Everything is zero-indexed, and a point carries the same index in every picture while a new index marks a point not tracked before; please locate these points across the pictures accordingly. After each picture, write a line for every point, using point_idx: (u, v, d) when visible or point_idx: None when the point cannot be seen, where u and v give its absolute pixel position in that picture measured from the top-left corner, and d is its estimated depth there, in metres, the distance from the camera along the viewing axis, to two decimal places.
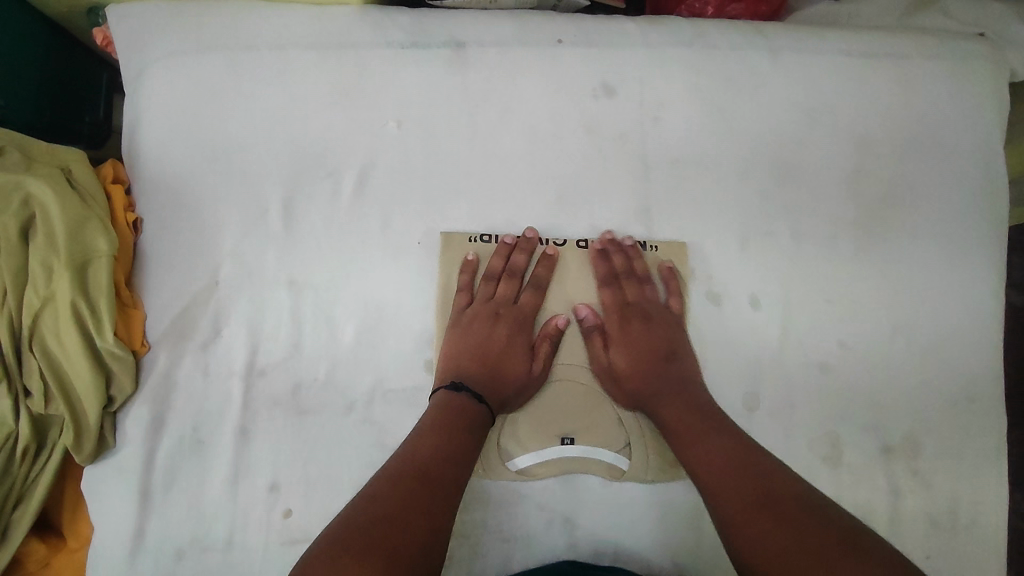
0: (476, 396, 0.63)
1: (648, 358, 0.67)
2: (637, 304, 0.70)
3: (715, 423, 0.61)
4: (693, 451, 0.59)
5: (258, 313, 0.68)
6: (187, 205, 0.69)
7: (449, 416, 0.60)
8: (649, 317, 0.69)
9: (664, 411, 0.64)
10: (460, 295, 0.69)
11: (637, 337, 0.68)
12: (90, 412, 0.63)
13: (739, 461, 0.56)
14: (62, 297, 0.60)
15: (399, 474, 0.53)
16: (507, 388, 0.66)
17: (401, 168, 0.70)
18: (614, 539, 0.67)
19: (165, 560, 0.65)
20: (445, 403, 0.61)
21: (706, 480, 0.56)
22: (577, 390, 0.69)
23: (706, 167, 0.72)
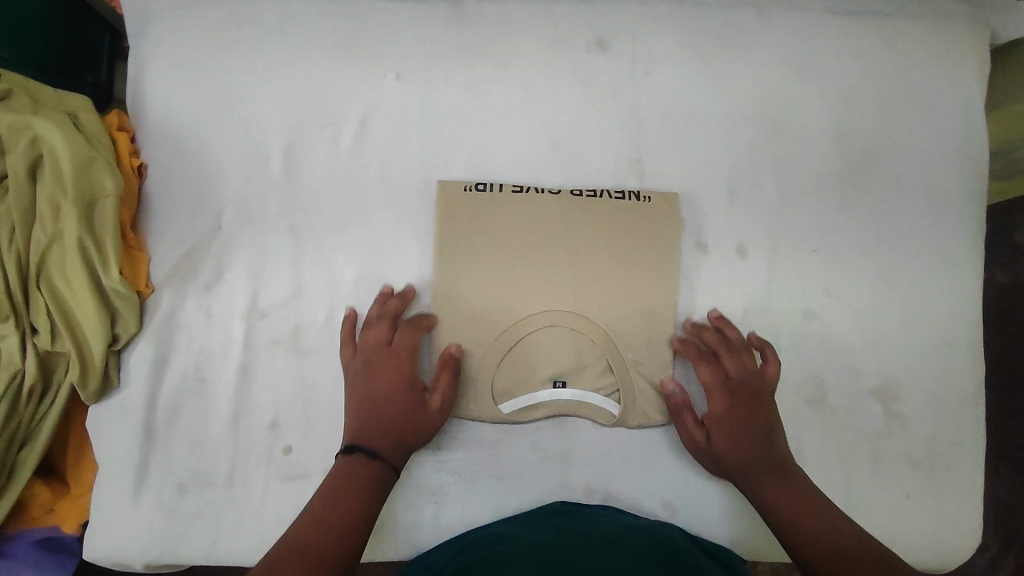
0: (371, 454, 0.62)
1: (749, 439, 0.66)
2: (731, 380, 0.68)
3: (801, 484, 0.64)
4: (780, 498, 0.63)
5: (259, 257, 0.69)
6: (190, 152, 0.70)
7: (353, 483, 0.60)
8: (757, 393, 0.68)
9: (767, 488, 0.64)
10: (345, 350, 0.67)
11: (735, 418, 0.67)
12: (96, 348, 0.65)
13: (826, 518, 0.61)
14: (69, 234, 0.62)
15: (297, 543, 0.54)
16: (408, 436, 0.64)
17: (400, 118, 0.72)
18: (604, 478, 0.70)
19: (169, 493, 0.67)
20: (343, 470, 0.61)
21: (794, 521, 0.61)
22: (569, 336, 0.70)
23: (696, 120, 0.74)
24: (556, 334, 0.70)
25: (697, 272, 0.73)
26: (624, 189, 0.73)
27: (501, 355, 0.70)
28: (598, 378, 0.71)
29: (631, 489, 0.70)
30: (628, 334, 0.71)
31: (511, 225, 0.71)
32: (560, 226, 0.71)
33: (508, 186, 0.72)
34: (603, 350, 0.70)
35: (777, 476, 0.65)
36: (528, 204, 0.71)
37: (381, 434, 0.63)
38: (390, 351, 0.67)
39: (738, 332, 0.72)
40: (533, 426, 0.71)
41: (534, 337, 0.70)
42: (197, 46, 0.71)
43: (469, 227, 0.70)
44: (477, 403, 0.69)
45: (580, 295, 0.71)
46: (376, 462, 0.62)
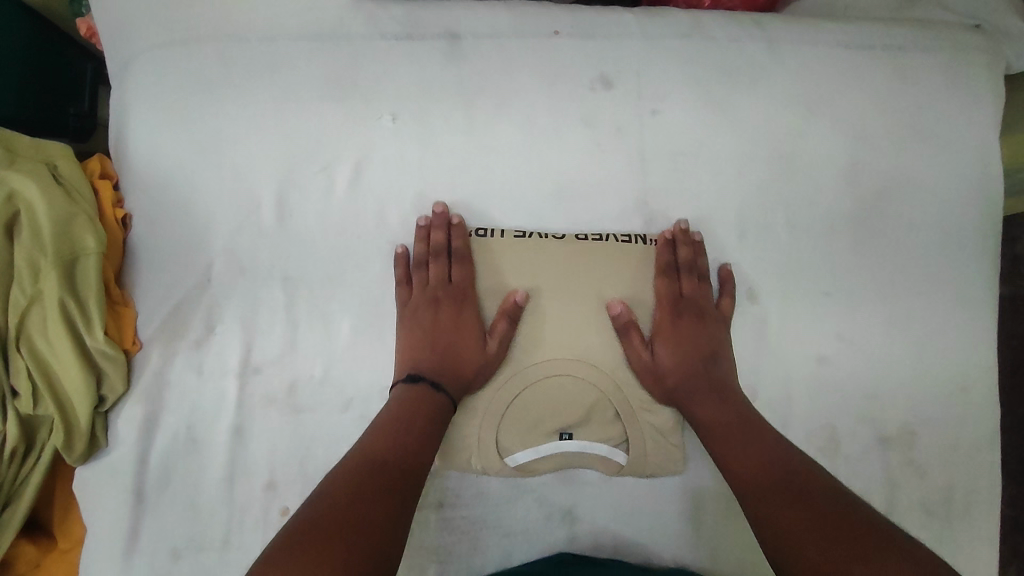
0: (433, 384, 0.62)
1: (696, 371, 0.66)
2: (693, 297, 0.69)
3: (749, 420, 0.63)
4: (727, 435, 0.62)
5: (252, 311, 0.66)
6: (176, 200, 0.67)
7: (411, 412, 0.59)
8: (702, 313, 0.69)
9: (700, 411, 0.64)
10: (399, 290, 0.67)
11: (681, 342, 0.67)
12: (80, 413, 0.62)
13: (764, 453, 0.59)
14: (50, 296, 0.59)
15: (363, 465, 0.53)
16: (463, 373, 0.65)
17: (396, 161, 0.68)
18: (613, 533, 0.68)
19: (162, 560, 0.64)
20: (407, 397, 0.61)
21: (735, 453, 0.60)
22: (576, 385, 0.67)
23: (704, 160, 0.71)
24: (560, 383, 0.67)
25: None
26: (630, 233, 0.70)
27: (504, 407, 0.67)
28: (604, 427, 0.67)
29: (642, 544, 0.68)
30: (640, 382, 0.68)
31: (513, 269, 0.68)
32: (563, 269, 0.68)
33: (510, 232, 0.69)
34: (611, 398, 0.67)
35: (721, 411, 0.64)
36: (529, 247, 0.68)
37: (431, 355, 0.64)
38: (429, 290, 0.67)
39: (747, 377, 0.71)
40: (537, 480, 0.68)
41: (540, 386, 0.67)
42: (181, 88, 0.67)
43: (470, 276, 0.68)
44: (479, 457, 0.66)
45: (586, 341, 0.68)
46: (414, 407, 0.60)
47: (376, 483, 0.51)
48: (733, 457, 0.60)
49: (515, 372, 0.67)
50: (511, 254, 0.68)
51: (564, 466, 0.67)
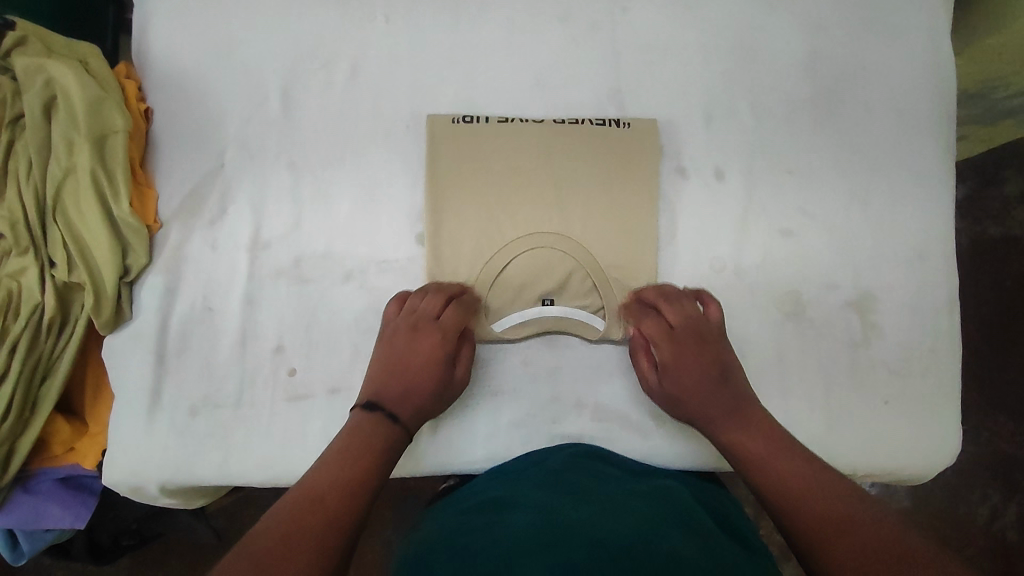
0: (390, 416, 0.64)
1: (704, 386, 0.68)
2: (690, 322, 0.70)
3: (781, 444, 0.62)
4: (768, 460, 0.60)
5: (260, 193, 0.73)
6: (191, 94, 0.74)
7: (365, 443, 0.61)
8: (702, 336, 0.70)
9: (727, 431, 0.65)
10: (392, 305, 0.71)
11: (681, 365, 0.69)
12: (108, 277, 0.69)
13: (779, 443, 0.62)
14: (83, 168, 0.67)
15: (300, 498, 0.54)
16: (423, 404, 0.67)
17: (389, 58, 0.75)
18: (594, 392, 0.74)
19: (181, 416, 0.71)
20: (364, 421, 0.63)
21: (782, 474, 0.58)
22: (553, 257, 0.74)
23: (672, 52, 0.77)
24: (539, 255, 0.74)
25: (674, 196, 0.76)
26: (604, 117, 0.76)
27: (493, 279, 0.74)
28: (583, 293, 0.74)
29: (621, 401, 0.74)
30: (614, 253, 0.74)
31: (497, 152, 0.74)
32: (543, 151, 0.74)
33: (494, 118, 0.75)
34: (588, 269, 0.74)
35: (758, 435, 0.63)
36: (511, 131, 0.75)
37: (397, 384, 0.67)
38: (409, 325, 0.69)
39: (717, 251, 0.76)
40: (523, 344, 0.74)
41: (522, 258, 0.74)
42: None
43: (456, 157, 0.74)
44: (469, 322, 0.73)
45: (565, 217, 0.74)
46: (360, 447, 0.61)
47: (342, 479, 0.56)
48: (750, 454, 0.62)
49: (501, 245, 0.73)
50: (495, 139, 0.74)
51: (546, 330, 0.73)
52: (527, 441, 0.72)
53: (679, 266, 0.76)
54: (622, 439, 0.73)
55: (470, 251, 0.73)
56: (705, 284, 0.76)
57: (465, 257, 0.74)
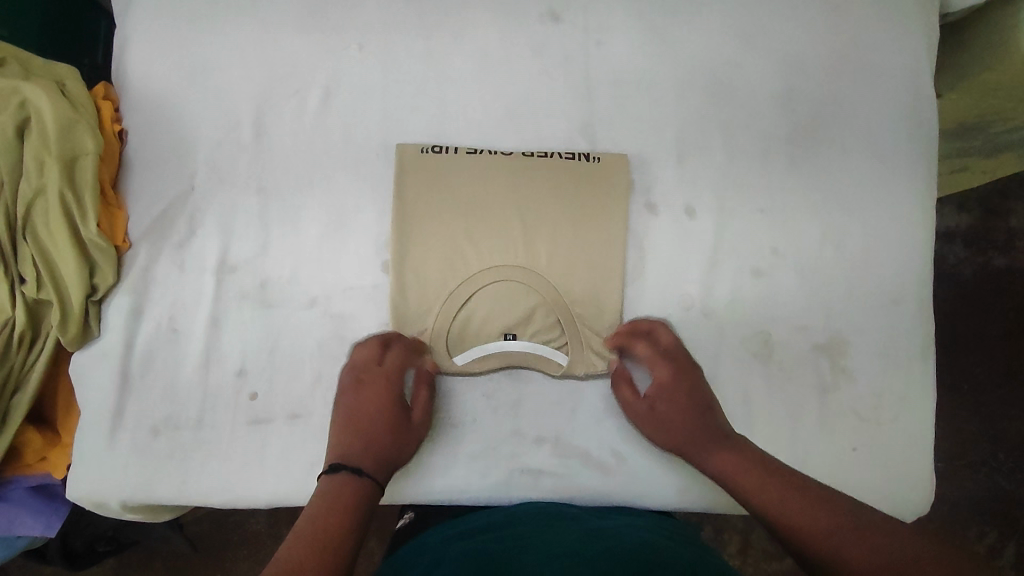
0: (356, 471, 0.63)
1: (687, 415, 0.69)
2: (676, 353, 0.72)
3: (776, 472, 0.62)
4: (763, 486, 0.60)
5: (230, 217, 0.74)
6: (165, 117, 0.75)
7: (338, 493, 0.61)
8: (687, 370, 0.71)
9: (714, 462, 0.66)
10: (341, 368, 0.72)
11: (668, 394, 0.70)
12: (74, 296, 0.70)
13: (765, 466, 0.63)
14: (52, 189, 0.67)
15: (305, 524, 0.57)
16: (387, 453, 0.67)
17: (361, 86, 0.76)
18: (555, 427, 0.73)
19: (143, 436, 0.71)
20: (329, 485, 0.62)
21: (772, 503, 0.58)
22: (518, 291, 0.73)
23: (646, 86, 0.77)
24: (503, 289, 0.73)
25: (644, 231, 0.76)
26: (574, 151, 0.76)
27: (456, 311, 0.73)
28: (548, 329, 0.74)
29: (582, 435, 0.73)
30: (580, 286, 0.74)
31: (465, 183, 0.74)
32: (510, 183, 0.74)
33: (463, 149, 0.75)
34: (553, 305, 0.73)
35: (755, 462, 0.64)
36: (480, 162, 0.75)
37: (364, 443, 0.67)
38: (372, 374, 0.71)
39: (685, 288, 0.75)
40: (485, 375, 0.74)
41: (486, 291, 0.73)
42: (172, 19, 0.76)
43: (424, 187, 0.74)
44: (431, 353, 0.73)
45: (531, 251, 0.74)
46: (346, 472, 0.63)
47: (339, 501, 0.60)
48: (740, 485, 0.63)
49: (465, 278, 0.73)
50: (462, 171, 0.74)
51: (507, 364, 0.73)
52: (486, 472, 0.72)
53: (646, 301, 0.75)
54: (582, 474, 0.72)
55: (434, 281, 0.73)
56: (672, 320, 0.75)
57: (428, 287, 0.74)
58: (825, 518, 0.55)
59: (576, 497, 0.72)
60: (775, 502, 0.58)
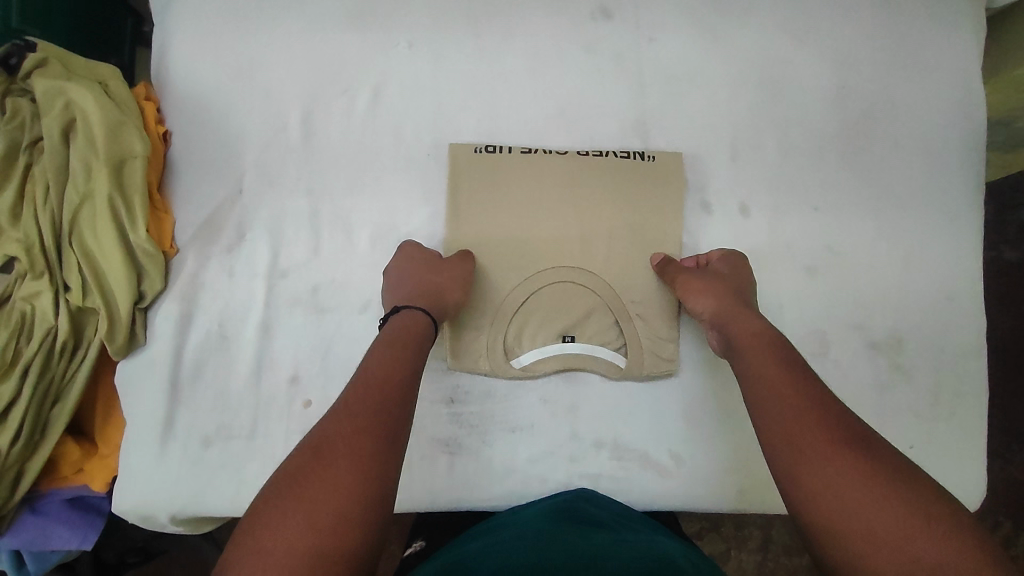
0: (422, 311, 0.64)
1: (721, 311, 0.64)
2: (735, 273, 0.69)
3: (790, 361, 0.56)
4: (783, 398, 0.52)
5: (279, 220, 0.72)
6: (210, 118, 0.73)
7: (399, 337, 0.60)
8: (740, 287, 0.68)
9: (739, 329, 0.61)
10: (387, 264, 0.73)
11: (709, 291, 0.67)
12: (122, 303, 0.67)
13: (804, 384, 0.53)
14: (100, 194, 0.65)
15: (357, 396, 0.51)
16: (440, 297, 0.66)
17: (410, 85, 0.74)
18: (613, 430, 0.72)
19: (194, 446, 0.70)
20: (394, 327, 0.61)
21: (776, 388, 0.53)
22: (577, 291, 0.73)
23: (699, 84, 0.76)
24: (561, 289, 0.73)
25: (699, 230, 0.75)
26: (628, 150, 0.75)
27: (513, 313, 0.73)
28: (605, 330, 0.74)
29: (641, 439, 0.72)
30: (637, 288, 0.74)
31: (519, 184, 0.74)
32: (565, 184, 0.74)
33: (516, 148, 0.74)
34: (610, 306, 0.74)
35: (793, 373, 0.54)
36: (533, 162, 0.74)
37: (349, 424, 0.48)
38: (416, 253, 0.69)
39: None
40: (543, 379, 0.73)
41: (544, 292, 0.73)
42: (215, 16, 0.73)
43: (479, 189, 0.73)
44: (489, 356, 0.72)
45: (587, 252, 0.74)
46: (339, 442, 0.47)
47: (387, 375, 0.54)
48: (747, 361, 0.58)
49: (522, 280, 0.73)
50: (516, 171, 0.74)
51: (566, 367, 0.73)
52: (544, 477, 0.71)
53: None
54: (642, 478, 0.71)
55: (490, 283, 0.73)
56: None
57: (485, 289, 0.73)
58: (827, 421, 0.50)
59: (637, 502, 0.71)
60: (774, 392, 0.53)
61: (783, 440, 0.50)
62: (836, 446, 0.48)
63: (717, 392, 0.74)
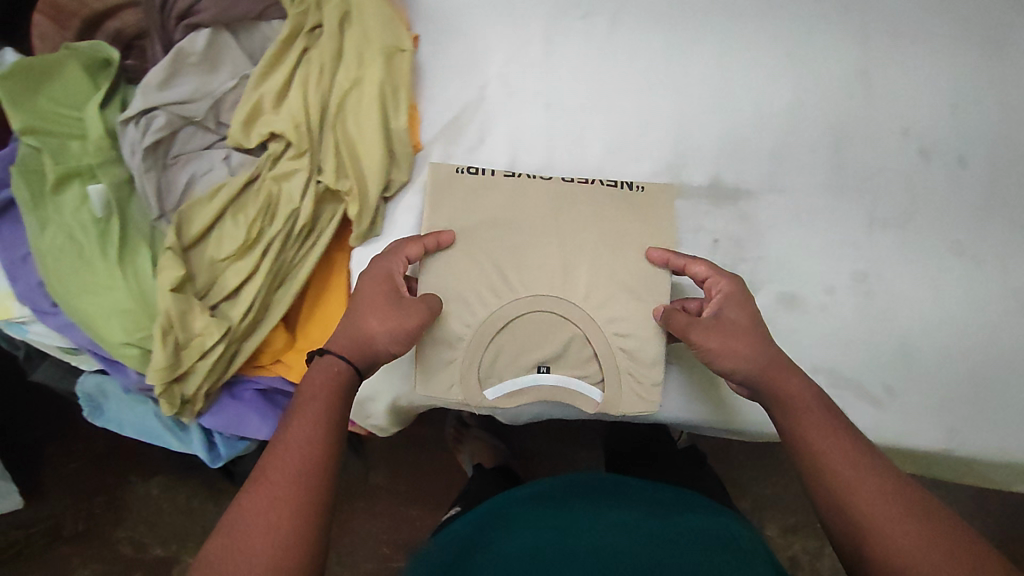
0: (341, 359, 0.63)
1: (751, 357, 0.63)
2: (729, 297, 0.66)
3: (836, 419, 0.60)
4: (842, 467, 0.56)
5: (519, 128, 0.76)
6: (454, 28, 0.76)
7: (336, 391, 0.61)
8: (751, 320, 0.65)
9: (786, 383, 0.62)
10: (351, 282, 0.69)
11: (716, 333, 0.64)
12: (373, 186, 0.71)
13: (850, 451, 0.57)
14: (372, 80, 0.70)
15: (303, 449, 0.56)
16: (375, 346, 0.64)
17: (644, 13, 0.77)
18: (828, 358, 0.75)
19: None
20: (317, 372, 0.62)
21: (825, 455, 0.57)
22: (561, 323, 0.71)
23: (922, 37, 0.78)
24: (520, 320, 0.71)
25: (919, 177, 0.77)
26: (619, 180, 0.75)
27: (490, 338, 0.70)
28: (520, 359, 0.71)
29: (854, 368, 0.75)
30: (624, 319, 0.71)
31: (493, 205, 0.72)
32: (606, 215, 0.73)
33: (501, 172, 0.73)
34: (589, 336, 0.71)
35: (846, 446, 0.57)
36: (555, 190, 0.73)
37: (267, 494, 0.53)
38: (393, 273, 0.66)
39: (951, 235, 0.77)
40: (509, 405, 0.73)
41: (525, 320, 0.71)
42: None
43: (463, 207, 0.71)
44: (460, 384, 0.70)
45: (568, 279, 0.72)
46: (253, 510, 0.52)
47: (321, 420, 0.58)
48: (794, 429, 0.60)
49: (497, 303, 0.70)
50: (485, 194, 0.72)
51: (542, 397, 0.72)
52: None
53: (915, 243, 0.77)
54: (857, 406, 0.74)
55: (468, 304, 0.70)
56: (942, 263, 0.76)
57: (461, 311, 0.70)
58: (875, 488, 0.55)
59: None
60: (829, 454, 0.57)
61: (846, 521, 0.55)
62: (888, 510, 0.53)
63: (928, 333, 0.75)
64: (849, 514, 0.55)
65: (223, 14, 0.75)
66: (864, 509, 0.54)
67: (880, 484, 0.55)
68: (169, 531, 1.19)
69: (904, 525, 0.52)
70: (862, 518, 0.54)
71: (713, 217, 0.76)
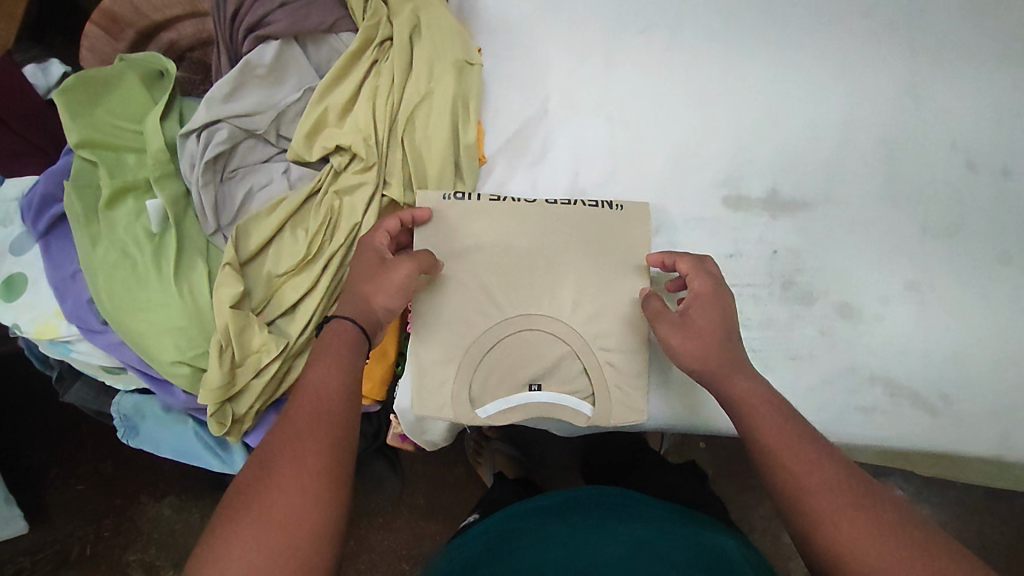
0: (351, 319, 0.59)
1: (713, 357, 0.60)
2: (704, 292, 0.63)
3: (793, 420, 0.55)
4: (789, 467, 0.52)
5: (580, 140, 0.76)
6: (518, 44, 0.78)
7: (339, 343, 0.57)
8: (720, 309, 0.62)
9: (733, 383, 0.58)
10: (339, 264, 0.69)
11: (697, 321, 0.62)
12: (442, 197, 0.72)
13: (828, 461, 0.52)
14: (443, 91, 0.72)
15: (319, 401, 0.53)
16: (377, 309, 0.61)
17: (701, 29, 0.79)
18: (885, 367, 0.75)
19: None
20: (334, 331, 0.58)
21: (788, 461, 0.52)
22: (555, 342, 0.70)
23: (968, 52, 0.80)
24: (516, 340, 0.70)
25: (965, 188, 0.79)
26: (599, 199, 0.73)
27: (479, 359, 0.69)
28: (514, 375, 0.70)
29: (912, 377, 0.75)
30: (611, 335, 0.70)
31: (488, 228, 0.71)
32: (602, 240, 0.72)
33: (486, 195, 0.72)
34: (579, 353, 0.70)
35: (791, 436, 0.54)
36: (556, 219, 0.72)
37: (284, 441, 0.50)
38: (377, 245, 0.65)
39: (998, 245, 0.78)
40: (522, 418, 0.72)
41: (514, 338, 0.70)
42: None
43: (497, 221, 0.71)
44: (452, 404, 0.69)
45: (555, 298, 0.71)
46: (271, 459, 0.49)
47: (342, 373, 0.55)
48: (753, 434, 0.55)
49: (486, 325, 0.70)
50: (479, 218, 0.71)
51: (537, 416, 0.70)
52: (823, 407, 0.74)
53: (966, 252, 0.77)
54: (913, 415, 0.74)
55: (460, 327, 0.70)
56: (992, 272, 0.77)
57: (458, 331, 0.70)
58: (861, 503, 0.50)
59: (905, 439, 0.74)
60: (791, 459, 0.52)
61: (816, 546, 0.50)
62: (868, 523, 0.48)
63: (984, 343, 0.75)
64: (814, 529, 0.50)
65: (293, 27, 0.74)
66: (844, 530, 0.48)
67: (858, 493, 0.50)
68: (185, 552, 1.14)
69: (890, 540, 0.48)
70: (846, 536, 0.48)
71: (771, 227, 0.77)
